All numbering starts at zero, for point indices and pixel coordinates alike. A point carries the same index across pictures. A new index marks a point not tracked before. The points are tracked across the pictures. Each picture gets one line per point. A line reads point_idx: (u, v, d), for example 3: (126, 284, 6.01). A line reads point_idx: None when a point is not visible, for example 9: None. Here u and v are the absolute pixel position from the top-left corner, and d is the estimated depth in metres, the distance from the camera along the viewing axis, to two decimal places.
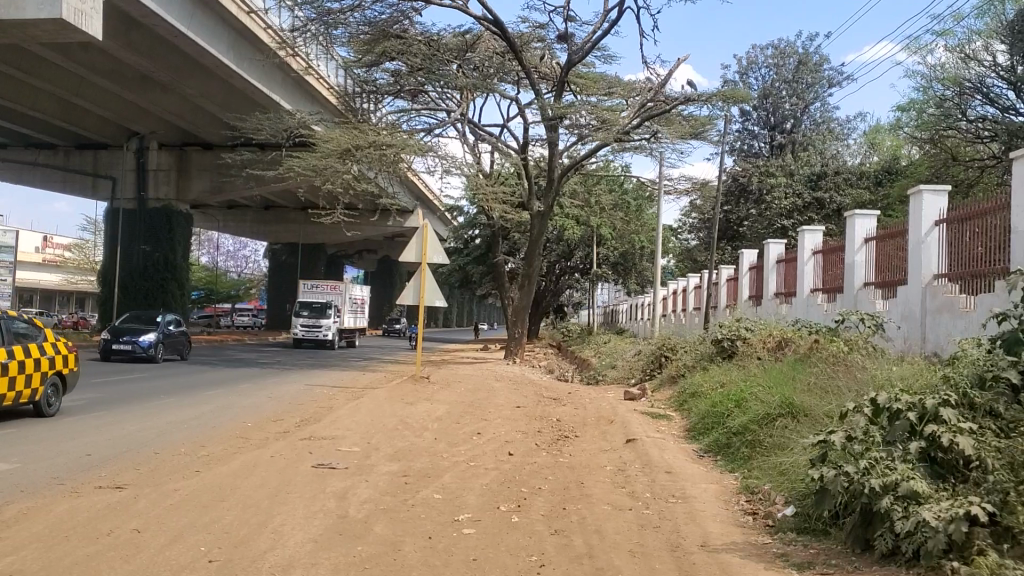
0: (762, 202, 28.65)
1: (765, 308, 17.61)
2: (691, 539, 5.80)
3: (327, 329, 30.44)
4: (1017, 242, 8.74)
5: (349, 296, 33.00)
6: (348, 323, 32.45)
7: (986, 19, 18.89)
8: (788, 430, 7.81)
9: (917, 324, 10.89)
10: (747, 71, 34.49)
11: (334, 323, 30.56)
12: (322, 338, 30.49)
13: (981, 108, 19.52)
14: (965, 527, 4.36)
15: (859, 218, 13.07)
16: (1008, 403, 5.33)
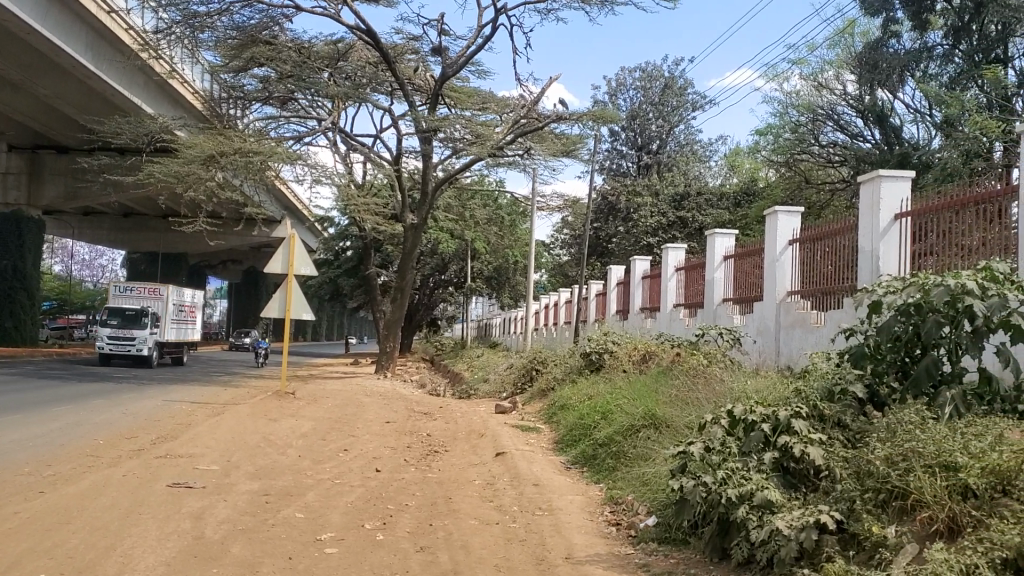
0: (631, 220, 29.35)
1: (631, 322, 18.01)
2: (556, 551, 5.83)
3: (142, 343, 25.15)
4: (864, 261, 9.25)
5: (172, 302, 28.04)
6: (169, 335, 27.29)
7: (836, 50, 20.17)
8: (651, 441, 7.99)
9: (772, 338, 11.34)
10: (616, 93, 35.35)
11: (150, 336, 25.39)
12: (134, 353, 25.22)
13: (832, 135, 20.53)
14: (814, 534, 4.53)
15: (718, 237, 13.55)
16: (855, 415, 5.58)
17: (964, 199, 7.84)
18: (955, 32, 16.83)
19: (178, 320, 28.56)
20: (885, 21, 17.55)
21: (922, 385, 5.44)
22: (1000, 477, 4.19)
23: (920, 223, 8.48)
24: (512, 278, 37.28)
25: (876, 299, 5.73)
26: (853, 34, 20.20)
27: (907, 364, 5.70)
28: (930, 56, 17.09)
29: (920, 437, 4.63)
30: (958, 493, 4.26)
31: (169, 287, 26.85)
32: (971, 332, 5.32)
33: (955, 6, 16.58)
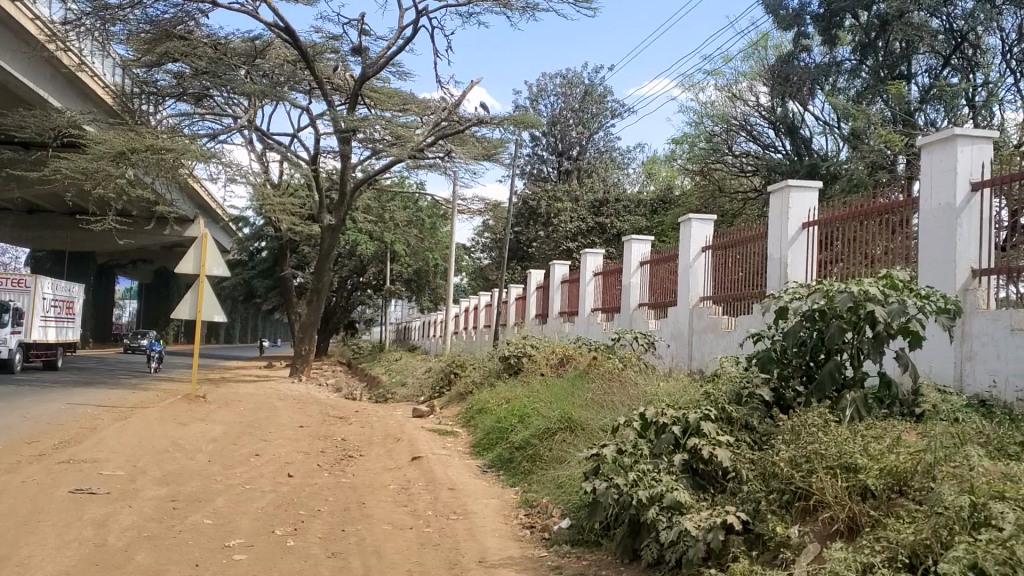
0: (551, 224, 29.58)
1: (550, 325, 18.14)
2: (468, 555, 5.81)
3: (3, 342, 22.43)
4: (772, 269, 9.50)
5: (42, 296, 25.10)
6: (39, 335, 24.46)
7: (750, 62, 20.73)
8: (566, 444, 8.07)
9: (684, 343, 11.55)
10: (537, 98, 35.56)
11: (12, 335, 22.67)
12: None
13: (745, 145, 21.00)
14: (721, 535, 4.63)
15: (635, 243, 13.76)
16: (761, 417, 5.72)
17: (868, 210, 8.11)
18: (862, 48, 17.35)
19: (51, 315, 25.59)
20: (796, 35, 18.04)
21: (826, 388, 5.60)
22: (896, 477, 4.34)
23: (826, 232, 8.76)
24: (432, 282, 37.16)
25: (783, 305, 5.87)
26: (765, 47, 20.80)
27: (811, 369, 5.87)
28: (838, 70, 17.62)
29: (823, 439, 4.75)
30: (858, 493, 4.39)
31: (36, 277, 23.94)
32: (872, 337, 5.51)
33: (863, 23, 17.16)
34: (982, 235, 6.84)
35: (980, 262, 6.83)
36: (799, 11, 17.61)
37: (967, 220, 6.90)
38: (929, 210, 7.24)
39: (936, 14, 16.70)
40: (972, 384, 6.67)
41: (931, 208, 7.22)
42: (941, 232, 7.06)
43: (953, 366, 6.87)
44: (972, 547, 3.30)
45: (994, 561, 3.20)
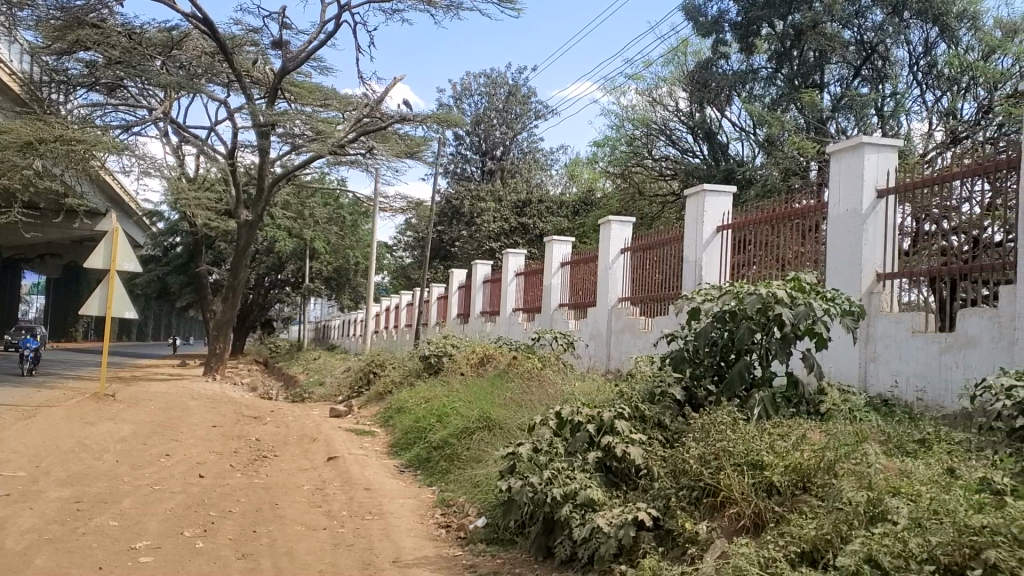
0: (474, 224, 29.56)
1: (471, 325, 18.14)
2: (383, 555, 5.77)
3: None
4: (688, 271, 9.68)
5: None
6: None
7: (670, 67, 21.05)
8: (483, 443, 8.08)
9: (603, 343, 11.69)
10: (461, 97, 35.47)
11: None
12: None
13: (665, 149, 21.31)
14: (631, 532, 4.72)
15: (556, 244, 13.84)
16: (674, 415, 5.83)
17: (782, 214, 8.33)
18: (778, 56, 17.78)
19: None
20: (715, 41, 18.38)
21: (735, 386, 5.75)
22: (799, 474, 4.47)
23: (740, 235, 8.97)
24: (352, 280, 36.78)
25: (694, 306, 6.00)
26: (685, 53, 21.19)
27: (721, 368, 6.01)
28: (755, 77, 18.00)
29: (731, 437, 4.86)
30: (763, 490, 4.50)
31: None
32: (779, 338, 5.68)
33: (779, 32, 17.53)
34: (886, 240, 7.07)
35: (884, 266, 7.08)
36: (717, 19, 17.99)
37: (872, 226, 7.14)
38: (836, 214, 7.48)
39: (849, 25, 17.11)
40: (875, 384, 6.94)
41: (839, 212, 7.46)
42: (848, 236, 7.29)
43: (858, 366, 7.14)
44: (867, 541, 3.42)
45: (888, 552, 3.32)
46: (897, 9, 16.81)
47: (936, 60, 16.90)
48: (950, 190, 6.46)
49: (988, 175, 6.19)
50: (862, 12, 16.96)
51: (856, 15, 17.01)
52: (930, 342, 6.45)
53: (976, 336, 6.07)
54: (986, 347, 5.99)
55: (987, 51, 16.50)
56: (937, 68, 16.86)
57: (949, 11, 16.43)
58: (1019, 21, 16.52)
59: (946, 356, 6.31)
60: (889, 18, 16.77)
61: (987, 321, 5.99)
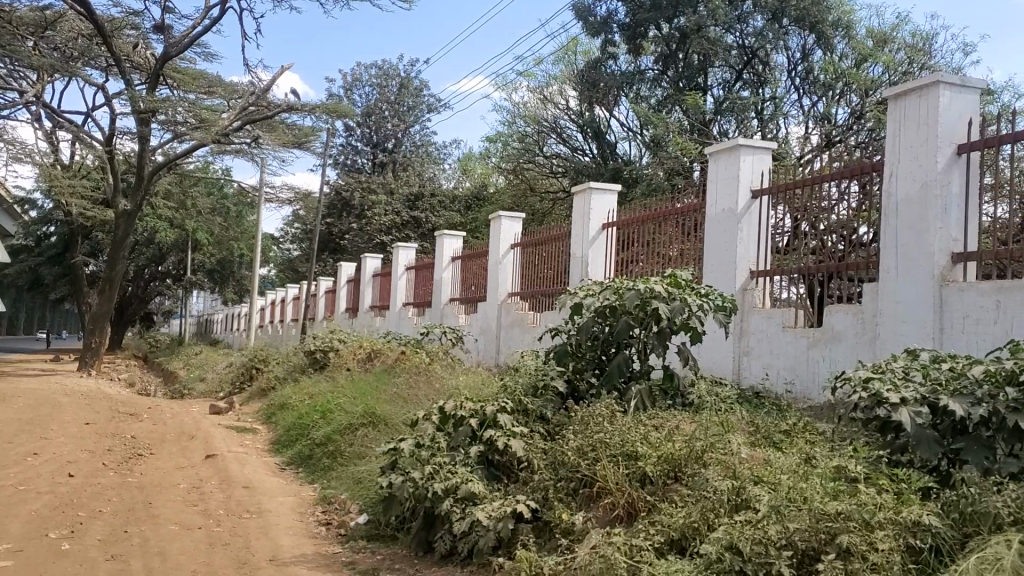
0: (364, 217, 29.20)
1: (360, 320, 17.97)
2: (260, 553, 5.64)
3: None
4: (575, 267, 9.82)
5: None
6: None
7: (561, 66, 21.26)
8: (368, 439, 8.01)
9: (492, 338, 11.76)
10: (352, 88, 34.92)
11: None
12: None
13: (555, 147, 21.46)
14: (511, 524, 4.75)
15: (447, 238, 13.85)
16: (555, 409, 5.91)
17: (665, 212, 8.55)
18: (664, 59, 18.15)
19: None
20: (603, 42, 18.69)
21: (614, 379, 5.90)
22: (671, 464, 4.61)
23: (625, 233, 9.17)
24: (237, 273, 35.83)
25: (577, 300, 6.06)
26: (575, 52, 21.46)
27: (603, 362, 6.13)
28: (642, 78, 18.39)
29: (609, 429, 4.95)
30: (637, 480, 4.62)
31: None
32: (657, 332, 5.83)
33: (664, 34, 17.87)
34: (760, 238, 7.34)
35: (758, 263, 7.36)
36: (606, 19, 18.28)
37: (747, 225, 7.40)
38: (714, 214, 7.74)
39: (731, 29, 17.59)
40: (748, 378, 7.22)
41: (717, 212, 7.71)
42: (725, 234, 7.54)
43: (733, 360, 7.43)
44: (730, 529, 3.53)
45: (749, 540, 3.42)
46: (776, 15, 17.37)
47: (812, 67, 17.53)
48: (823, 191, 6.73)
49: (858, 178, 6.48)
50: (744, 17, 17.51)
51: (738, 20, 17.52)
52: (799, 338, 6.74)
53: (841, 332, 6.36)
54: (849, 343, 6.29)
55: (860, 59, 17.18)
56: (814, 74, 17.50)
57: (824, 19, 17.13)
58: (890, 31, 17.26)
59: (813, 351, 6.60)
60: (769, 24, 17.34)
61: (852, 318, 6.28)
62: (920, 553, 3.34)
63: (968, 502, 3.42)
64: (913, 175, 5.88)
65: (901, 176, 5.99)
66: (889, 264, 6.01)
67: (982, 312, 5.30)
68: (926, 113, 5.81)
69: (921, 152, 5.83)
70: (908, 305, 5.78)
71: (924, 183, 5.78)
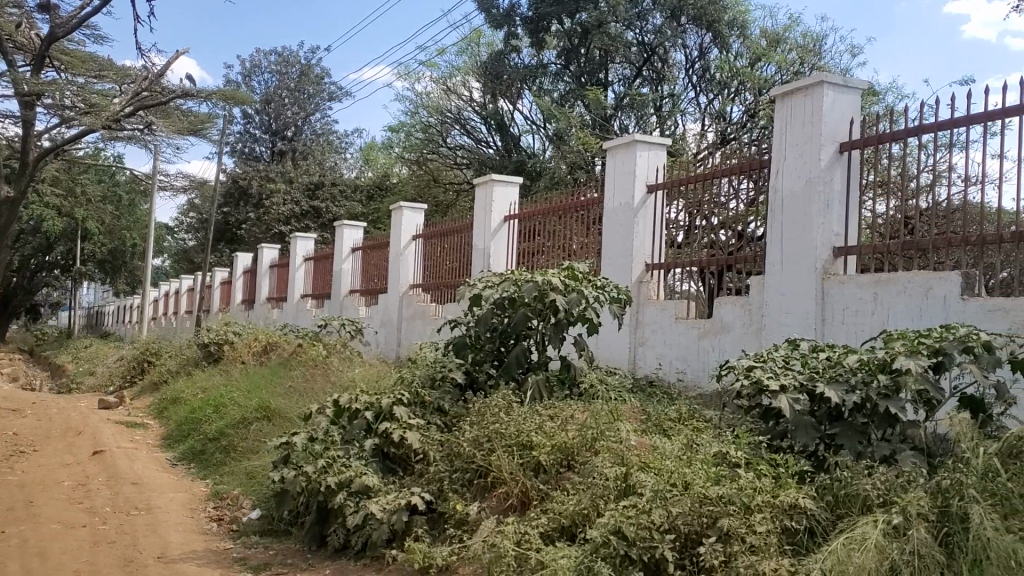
0: (262, 206, 28.54)
1: (257, 311, 17.60)
2: (147, 551, 5.47)
3: None
4: (476, 258, 9.85)
5: None
6: None
7: (464, 57, 21.21)
8: (262, 433, 7.89)
9: (393, 329, 11.71)
10: (250, 75, 34.04)
11: None
12: None
13: (459, 138, 21.38)
14: (405, 516, 4.75)
15: (347, 229, 13.68)
16: (453, 400, 5.90)
17: (566, 205, 8.65)
18: (566, 53, 18.31)
19: None
20: (506, 34, 18.73)
21: (513, 370, 5.97)
22: (564, 452, 4.67)
23: (527, 226, 9.23)
24: (128, 264, 34.61)
25: (476, 292, 6.06)
26: (478, 44, 21.45)
27: (501, 354, 6.17)
28: (544, 72, 18.50)
29: (503, 420, 4.99)
30: (531, 469, 4.67)
31: None
32: (554, 324, 5.89)
33: (566, 29, 18.08)
34: (655, 232, 7.51)
35: (652, 257, 7.52)
36: (509, 12, 18.36)
37: (643, 219, 7.55)
38: (612, 208, 7.86)
39: (632, 26, 17.83)
40: (644, 367, 7.43)
41: (614, 206, 7.84)
42: (622, 228, 7.68)
43: (627, 350, 7.63)
44: (615, 514, 3.60)
45: (633, 525, 3.49)
46: (674, 13, 17.68)
47: (709, 65, 17.95)
48: (716, 187, 6.91)
49: (751, 174, 6.68)
50: (644, 14, 17.78)
51: (638, 17, 17.77)
52: (690, 329, 6.94)
53: (729, 323, 6.58)
54: (737, 333, 6.51)
55: (754, 58, 17.67)
56: (710, 72, 17.93)
57: (720, 19, 17.50)
58: (782, 31, 17.76)
59: (703, 342, 6.81)
60: (668, 22, 17.63)
61: (740, 309, 6.49)
62: (796, 534, 3.48)
63: (841, 485, 3.59)
64: (799, 173, 6.09)
65: (788, 173, 6.20)
66: (774, 258, 6.23)
67: (860, 304, 5.55)
68: (812, 111, 6.01)
69: (806, 151, 6.04)
70: (793, 297, 6.00)
71: (808, 180, 5.99)
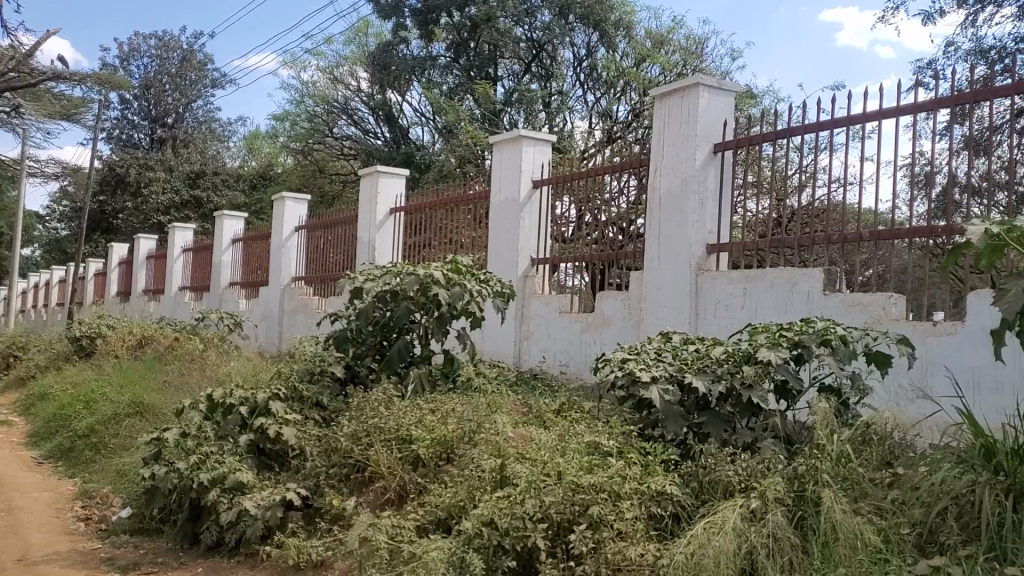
0: (140, 195, 27.54)
1: (133, 305, 16.99)
2: (5, 554, 5.22)
3: None
4: (361, 251, 9.75)
5: None
6: None
7: (352, 47, 20.99)
8: (134, 429, 7.63)
9: (274, 323, 11.49)
10: (128, 59, 32.75)
11: None
12: None
13: (346, 128, 21.08)
14: (280, 513, 4.69)
15: (227, 219, 13.33)
16: (332, 395, 5.85)
17: (453, 200, 8.65)
18: (456, 46, 18.32)
19: None
20: (395, 25, 18.60)
21: (395, 364, 5.94)
22: (444, 445, 4.68)
23: (414, 219, 9.20)
24: None
25: (357, 284, 5.97)
26: (367, 35, 21.28)
27: (383, 347, 6.14)
28: (433, 64, 18.42)
29: (382, 414, 4.98)
30: (409, 463, 4.68)
31: None
32: (437, 318, 5.90)
33: (455, 23, 18.09)
34: (540, 227, 7.60)
35: (538, 252, 7.62)
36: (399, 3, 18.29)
37: (529, 214, 7.63)
38: (499, 202, 7.91)
39: (520, 22, 18.00)
40: (529, 361, 7.57)
41: (501, 201, 7.88)
42: (508, 223, 7.74)
43: (513, 344, 7.73)
44: (489, 505, 3.64)
45: (508, 515, 3.54)
46: (563, 11, 17.81)
47: (596, 63, 18.18)
48: (602, 184, 7.02)
49: (633, 172, 6.82)
50: (532, 11, 17.94)
51: (527, 14, 17.95)
52: (573, 323, 7.09)
53: (611, 316, 6.76)
54: (618, 326, 6.69)
55: (639, 59, 17.96)
56: (597, 71, 18.17)
57: (606, 18, 17.66)
58: (666, 33, 18.09)
59: (586, 335, 6.97)
60: (556, 19, 17.75)
61: (621, 304, 6.67)
62: (662, 520, 3.62)
63: (706, 472, 3.73)
64: (676, 171, 6.26)
65: (665, 171, 6.37)
66: (652, 253, 6.40)
67: (731, 298, 5.76)
68: (688, 111, 6.18)
69: (683, 150, 6.21)
70: (670, 292, 6.18)
71: (684, 179, 6.16)
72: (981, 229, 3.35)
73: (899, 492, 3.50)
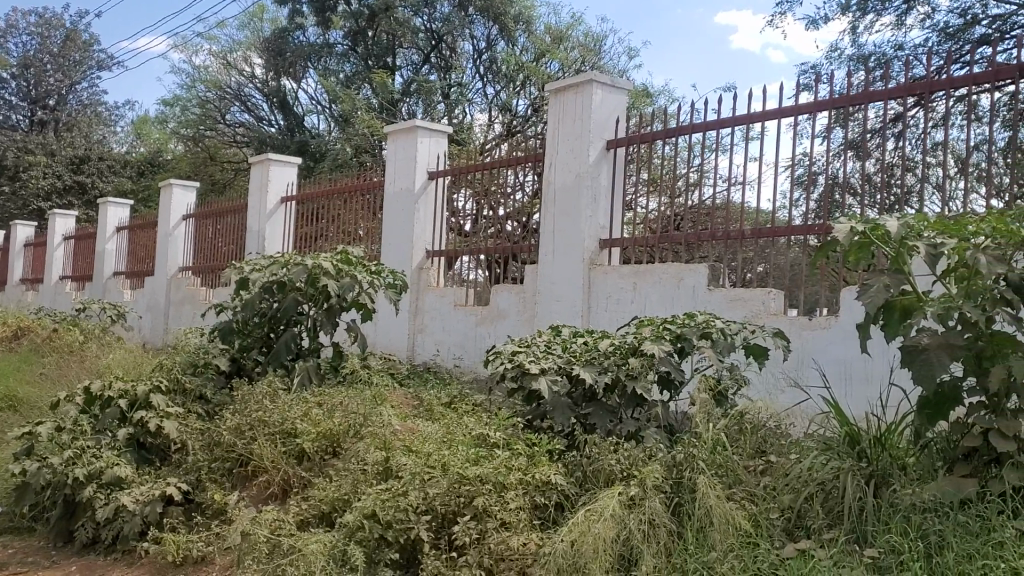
0: (18, 180, 26.24)
1: (9, 294, 16.21)
2: None
3: None
4: (251, 240, 9.55)
5: None
6: None
7: (245, 32, 20.51)
8: (5, 424, 7.28)
9: (160, 316, 11.14)
10: (6, 36, 31.17)
11: None
12: None
13: (239, 115, 20.70)
14: (159, 508, 4.58)
15: (112, 206, 12.86)
16: (216, 389, 5.71)
17: (347, 189, 8.54)
18: (353, 35, 18.10)
19: None
20: (291, 11, 18.29)
21: (282, 357, 5.82)
22: (330, 439, 4.64)
23: (307, 209, 9.06)
24: None
25: (243, 275, 5.88)
26: (261, 20, 20.79)
27: (270, 339, 6.04)
28: (330, 52, 18.20)
29: (268, 407, 4.91)
30: (294, 457, 4.63)
31: None
32: (327, 309, 5.83)
33: (353, 10, 17.86)
34: (435, 220, 7.59)
35: (433, 245, 7.61)
36: None
37: (424, 205, 7.61)
38: (393, 193, 7.85)
39: (419, 13, 17.89)
40: (422, 353, 7.58)
41: (396, 192, 7.82)
42: (403, 214, 7.69)
43: (406, 337, 7.71)
44: (373, 497, 3.64)
45: (391, 508, 3.55)
46: (462, 3, 17.77)
47: (496, 56, 18.21)
48: (499, 178, 7.04)
49: (528, 166, 6.87)
50: (431, 2, 17.85)
51: (426, 4, 17.87)
52: (468, 316, 7.12)
53: (505, 309, 6.82)
54: (511, 320, 6.76)
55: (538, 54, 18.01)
56: (497, 64, 18.20)
57: (506, 12, 17.65)
58: (565, 30, 18.23)
59: (480, 329, 7.01)
60: (455, 11, 17.70)
61: (515, 297, 6.74)
62: (545, 508, 3.68)
63: (588, 462, 3.82)
64: (569, 166, 6.34)
65: (558, 166, 6.45)
66: (545, 248, 6.48)
67: (620, 292, 5.88)
68: (582, 108, 6.27)
69: (576, 145, 6.30)
70: (562, 286, 6.28)
71: (577, 174, 6.25)
72: (847, 227, 3.49)
73: (770, 479, 3.66)
